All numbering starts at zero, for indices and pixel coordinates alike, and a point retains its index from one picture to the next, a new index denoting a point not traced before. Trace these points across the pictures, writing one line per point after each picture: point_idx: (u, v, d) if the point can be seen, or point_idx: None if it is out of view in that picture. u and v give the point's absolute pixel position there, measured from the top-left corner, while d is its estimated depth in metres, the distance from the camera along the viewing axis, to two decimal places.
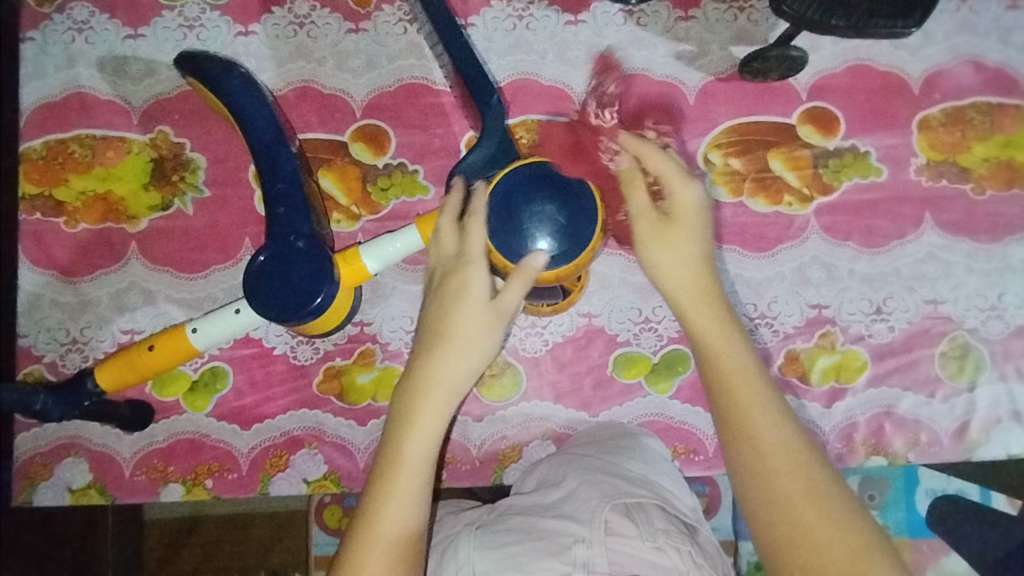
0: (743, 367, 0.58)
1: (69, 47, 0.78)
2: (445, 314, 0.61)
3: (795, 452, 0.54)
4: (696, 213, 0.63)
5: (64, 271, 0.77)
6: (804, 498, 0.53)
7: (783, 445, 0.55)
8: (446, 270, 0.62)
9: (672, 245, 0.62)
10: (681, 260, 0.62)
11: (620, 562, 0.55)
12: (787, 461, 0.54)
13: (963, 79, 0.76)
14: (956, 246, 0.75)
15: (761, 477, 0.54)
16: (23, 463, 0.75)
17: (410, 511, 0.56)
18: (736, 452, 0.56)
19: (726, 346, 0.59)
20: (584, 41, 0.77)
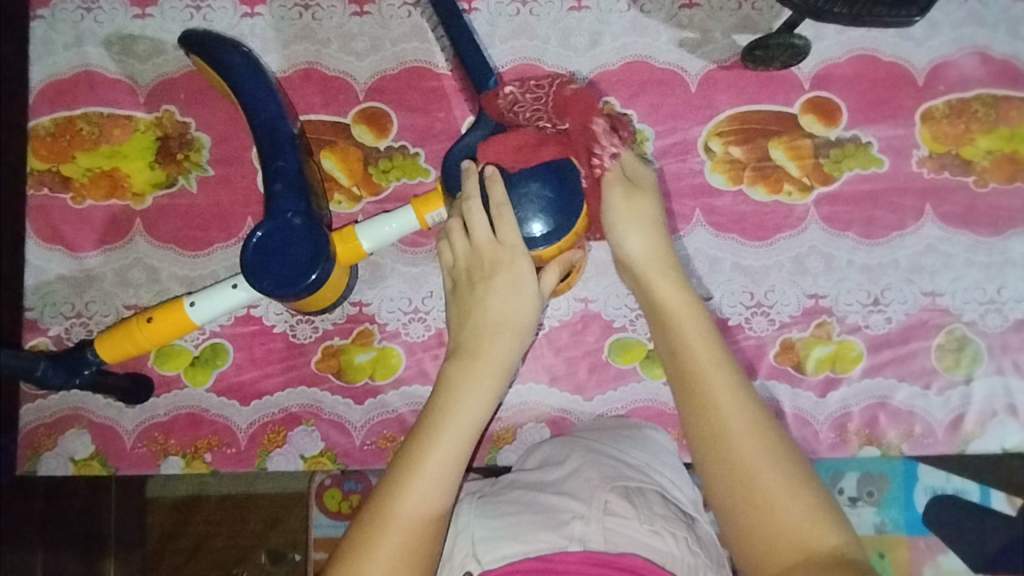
0: (706, 336, 0.60)
1: (79, 25, 0.80)
2: (468, 315, 0.63)
3: (750, 413, 0.56)
4: (652, 189, 0.66)
5: (70, 246, 0.78)
6: (748, 443, 0.54)
7: (728, 392, 0.57)
8: (472, 268, 0.64)
9: (637, 214, 0.64)
10: (642, 229, 0.65)
11: (617, 541, 0.55)
12: (739, 416, 0.56)
13: (969, 71, 0.75)
14: (955, 239, 0.74)
15: (714, 434, 0.56)
16: (28, 433, 0.77)
17: (439, 495, 0.55)
18: (695, 413, 0.57)
19: (685, 306, 0.61)
20: (587, 26, 0.77)
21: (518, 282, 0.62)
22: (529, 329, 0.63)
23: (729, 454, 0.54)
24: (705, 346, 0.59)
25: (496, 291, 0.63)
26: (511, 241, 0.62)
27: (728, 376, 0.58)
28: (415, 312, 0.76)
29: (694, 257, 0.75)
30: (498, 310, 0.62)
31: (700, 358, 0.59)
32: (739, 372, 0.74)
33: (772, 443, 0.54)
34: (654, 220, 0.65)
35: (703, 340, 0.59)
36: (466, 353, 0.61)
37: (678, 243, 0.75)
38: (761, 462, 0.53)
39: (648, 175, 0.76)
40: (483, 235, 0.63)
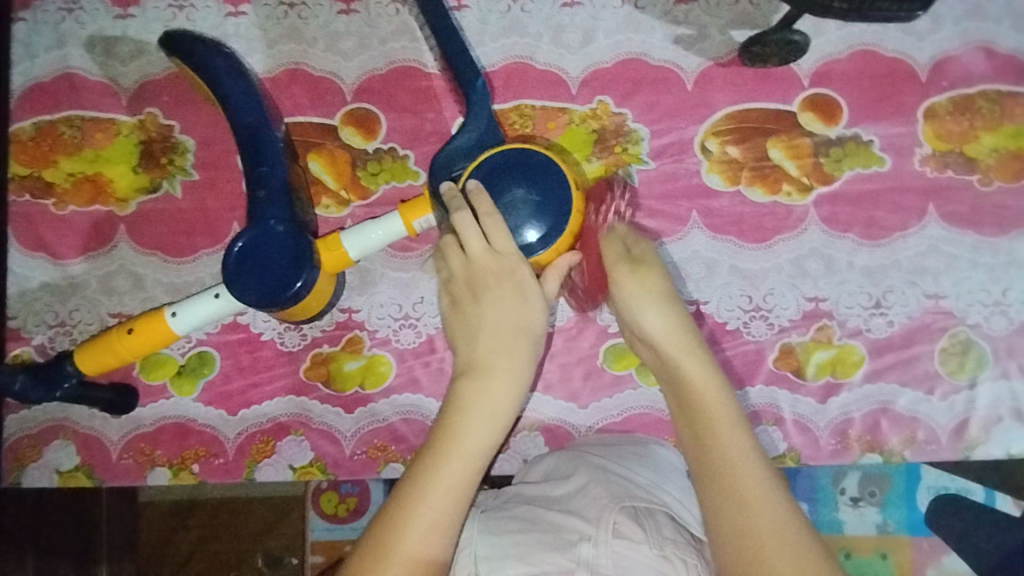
0: (724, 414, 0.61)
1: (59, 27, 0.78)
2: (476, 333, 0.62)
3: (741, 460, 0.59)
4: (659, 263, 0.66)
5: (53, 253, 0.77)
6: (762, 530, 0.56)
7: (732, 447, 0.60)
8: (475, 279, 0.62)
9: (646, 287, 0.64)
10: (647, 300, 0.64)
11: (625, 566, 0.53)
12: (745, 472, 0.59)
13: (973, 66, 0.73)
14: (959, 240, 0.72)
15: (719, 475, 0.59)
16: (12, 445, 0.75)
17: (439, 534, 0.54)
18: (712, 491, 0.59)
19: (700, 368, 0.62)
20: (579, 23, 0.75)
21: (524, 293, 0.61)
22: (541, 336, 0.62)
23: (739, 526, 0.56)
24: (718, 409, 0.61)
25: (500, 303, 0.61)
26: (509, 250, 0.61)
27: (738, 438, 0.60)
28: (405, 319, 0.74)
29: (691, 260, 0.73)
30: (505, 322, 0.61)
31: (713, 419, 0.61)
32: (738, 378, 0.72)
33: (784, 525, 0.56)
34: (668, 297, 0.64)
35: (715, 407, 0.61)
36: (472, 368, 0.60)
37: (674, 245, 0.73)
38: (767, 523, 0.56)
39: (644, 176, 0.74)
40: (477, 244, 0.61)
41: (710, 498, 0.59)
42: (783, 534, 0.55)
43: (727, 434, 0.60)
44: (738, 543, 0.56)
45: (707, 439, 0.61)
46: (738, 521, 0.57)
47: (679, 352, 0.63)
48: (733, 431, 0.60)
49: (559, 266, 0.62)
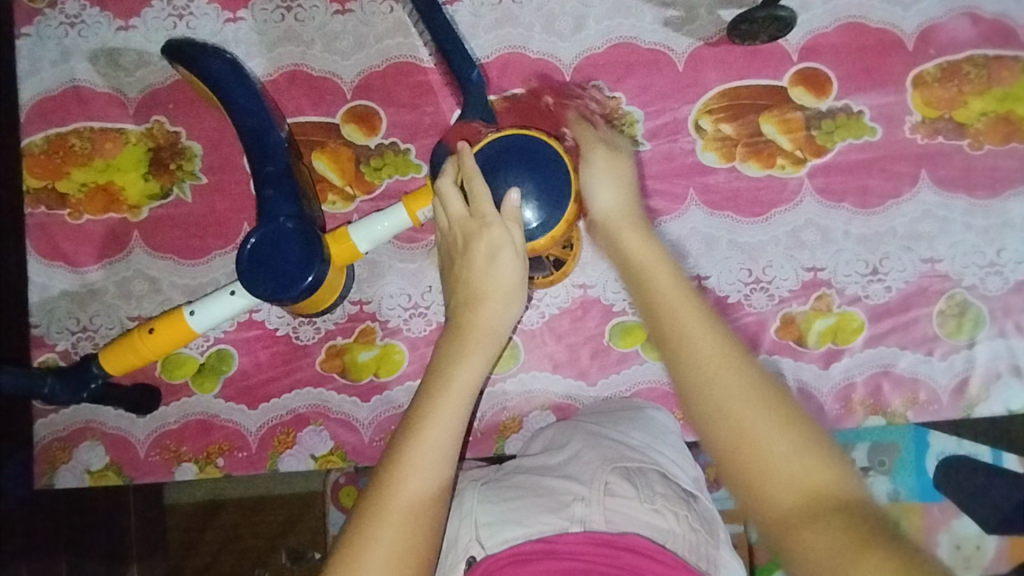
0: (674, 286, 0.52)
1: (64, 41, 0.80)
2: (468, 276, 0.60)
3: (731, 358, 0.47)
4: (629, 156, 0.65)
5: (71, 261, 0.79)
6: (734, 386, 0.46)
7: (714, 361, 0.47)
8: (456, 237, 0.62)
9: (606, 174, 0.62)
10: (609, 188, 0.61)
11: (618, 521, 0.55)
12: (732, 383, 0.47)
13: (959, 32, 0.74)
14: (953, 204, 0.74)
15: (680, 353, 0.49)
16: (43, 448, 0.77)
17: (435, 477, 0.52)
18: (673, 361, 0.49)
19: (654, 263, 0.54)
20: (570, 11, 0.76)
21: (492, 250, 0.59)
22: (522, 291, 0.60)
23: (710, 394, 0.47)
24: (683, 311, 0.50)
25: (474, 262, 0.60)
26: (487, 210, 0.60)
27: (714, 344, 0.48)
28: (415, 308, 0.76)
29: (691, 236, 0.75)
30: (483, 282, 0.59)
31: (691, 333, 0.49)
32: None
33: (753, 380, 0.46)
34: (632, 185, 0.61)
35: (681, 305, 0.50)
36: (455, 326, 0.59)
37: (673, 223, 0.75)
38: (762, 426, 0.45)
39: (640, 158, 0.75)
40: (460, 208, 0.61)
41: (682, 390, 0.48)
42: (782, 424, 0.45)
43: (708, 346, 0.48)
44: (711, 413, 0.46)
45: (656, 321, 0.51)
46: (710, 393, 0.47)
47: (643, 257, 0.55)
48: (709, 329, 0.49)
49: (509, 217, 0.60)
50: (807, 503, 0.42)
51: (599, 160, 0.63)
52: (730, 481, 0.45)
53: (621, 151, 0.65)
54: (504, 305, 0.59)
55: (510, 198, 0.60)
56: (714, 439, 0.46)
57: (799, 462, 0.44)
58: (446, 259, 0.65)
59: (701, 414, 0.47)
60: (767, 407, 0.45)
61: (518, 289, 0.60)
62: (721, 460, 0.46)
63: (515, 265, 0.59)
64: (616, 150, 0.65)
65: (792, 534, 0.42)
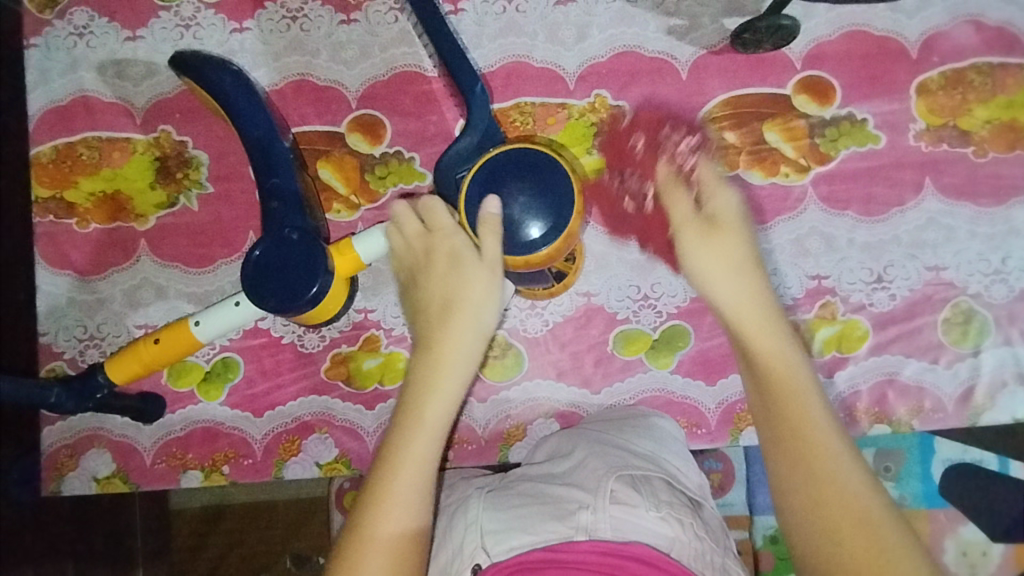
0: (787, 360, 0.59)
1: (72, 52, 0.80)
2: (439, 301, 0.66)
3: (837, 448, 0.54)
4: (735, 226, 0.65)
5: (79, 270, 0.80)
6: (830, 472, 0.53)
7: (826, 449, 0.54)
8: (420, 263, 0.68)
9: (716, 248, 0.64)
10: (722, 271, 0.64)
11: (625, 529, 0.55)
12: (831, 467, 0.53)
13: (963, 40, 0.74)
14: (957, 211, 0.74)
15: (794, 426, 0.56)
16: (50, 455, 0.78)
17: (417, 504, 0.56)
18: (775, 443, 0.57)
19: (780, 352, 0.59)
20: (574, 20, 0.77)
21: (455, 260, 0.66)
22: (492, 302, 0.66)
23: (809, 473, 0.54)
24: (804, 400, 0.57)
25: (435, 274, 0.67)
26: (443, 227, 0.67)
27: (836, 443, 0.54)
28: None
29: None
30: (444, 292, 0.66)
31: (814, 417, 0.56)
32: None
33: (851, 476, 0.53)
34: (744, 264, 0.64)
35: (804, 396, 0.57)
36: (431, 344, 0.65)
37: None
38: (856, 509, 0.51)
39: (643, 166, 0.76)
40: (416, 228, 0.68)
41: (781, 455, 0.56)
42: (863, 512, 0.51)
43: (823, 435, 0.55)
44: (808, 485, 0.53)
45: (780, 414, 0.57)
46: (809, 472, 0.54)
47: (775, 345, 0.60)
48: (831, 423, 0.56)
49: (489, 224, 0.62)
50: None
51: (707, 224, 0.65)
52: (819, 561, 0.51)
53: (738, 228, 0.65)
54: (475, 312, 0.65)
55: (491, 203, 0.62)
56: (806, 515, 0.53)
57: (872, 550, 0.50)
58: (404, 283, 0.70)
59: (802, 503, 0.53)
60: (864, 506, 0.51)
61: (489, 295, 0.65)
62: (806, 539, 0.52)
63: (483, 273, 0.64)
64: (716, 224, 0.65)
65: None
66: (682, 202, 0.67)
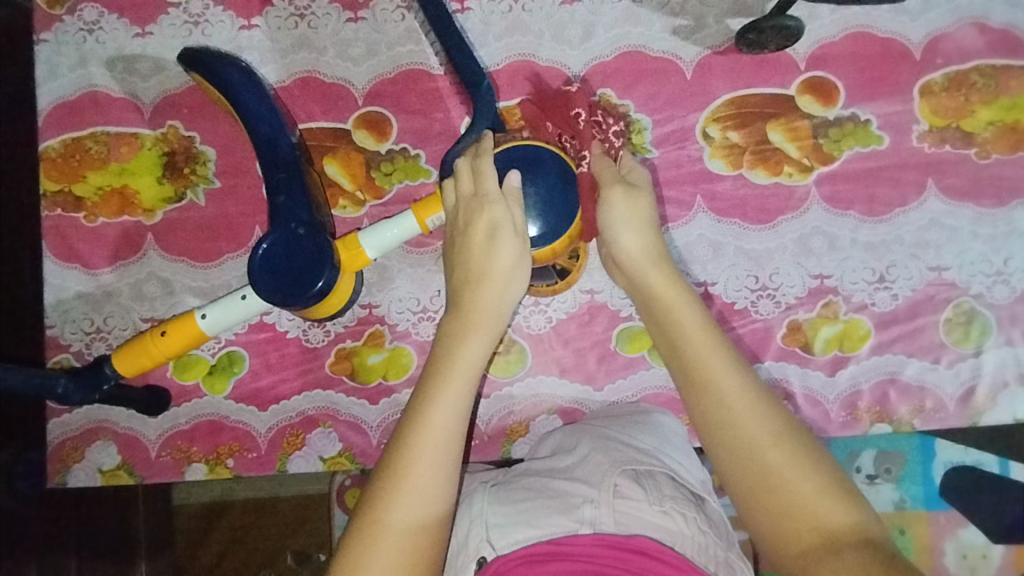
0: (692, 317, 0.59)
1: (81, 47, 0.81)
2: (472, 260, 0.62)
3: (753, 390, 0.55)
4: (649, 189, 0.65)
5: (86, 263, 0.80)
6: (757, 431, 0.53)
7: (737, 398, 0.55)
8: (457, 219, 0.63)
9: (634, 218, 0.63)
10: (632, 231, 0.63)
11: (627, 523, 0.55)
12: (756, 427, 0.53)
13: (966, 43, 0.75)
14: (959, 212, 0.74)
15: (705, 391, 0.56)
16: (56, 448, 0.78)
17: (436, 494, 0.52)
18: (699, 407, 0.56)
19: (681, 303, 0.60)
20: (579, 20, 0.77)
21: (492, 229, 0.61)
22: (521, 270, 0.61)
23: (737, 442, 0.53)
24: (717, 362, 0.56)
25: (472, 242, 0.61)
26: (490, 189, 0.61)
27: (741, 386, 0.55)
28: (423, 312, 0.77)
29: (698, 243, 0.75)
30: (481, 261, 0.61)
31: (704, 351, 0.57)
32: (747, 355, 0.75)
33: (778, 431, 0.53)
34: (650, 223, 0.63)
35: (710, 333, 0.58)
36: (457, 314, 0.61)
37: (680, 230, 0.76)
38: (786, 470, 0.51)
39: (647, 165, 0.76)
40: (466, 187, 0.63)
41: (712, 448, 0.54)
42: (800, 466, 0.51)
43: (732, 377, 0.56)
44: (736, 456, 0.53)
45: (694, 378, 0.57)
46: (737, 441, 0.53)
47: (676, 290, 0.61)
48: (731, 362, 0.56)
49: (511, 196, 0.61)
50: (827, 536, 0.48)
51: (629, 185, 0.64)
52: (745, 500, 0.52)
53: (642, 184, 0.65)
54: (504, 286, 0.61)
55: (514, 176, 0.62)
56: (722, 447, 0.54)
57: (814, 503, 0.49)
58: (448, 242, 0.65)
59: (714, 442, 0.54)
60: (787, 448, 0.52)
61: (517, 269, 0.61)
62: (727, 471, 0.53)
63: (514, 245, 0.61)
64: (635, 184, 0.64)
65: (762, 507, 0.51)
66: (608, 169, 0.65)
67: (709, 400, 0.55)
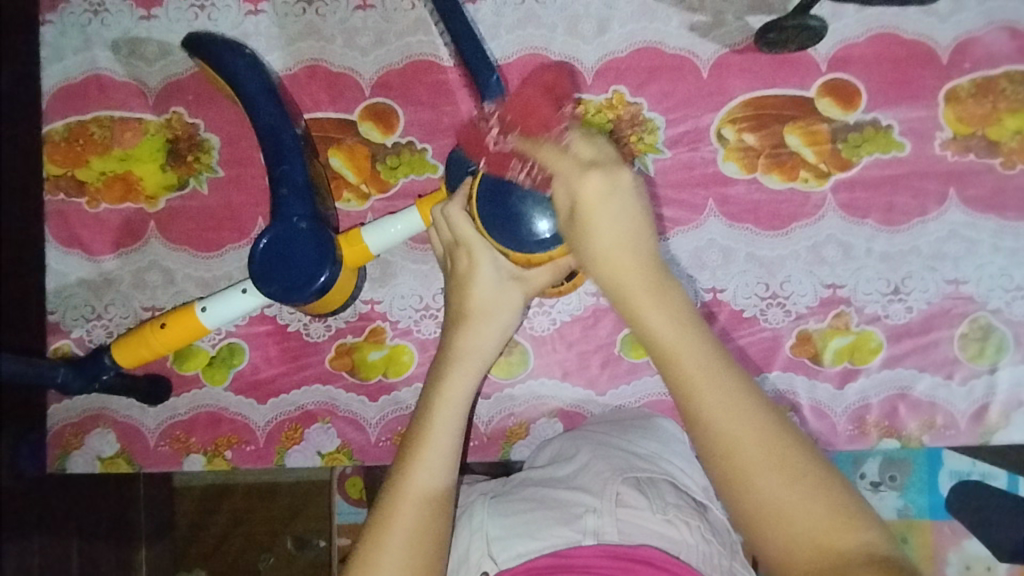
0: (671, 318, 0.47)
1: (86, 29, 0.80)
2: (459, 297, 0.61)
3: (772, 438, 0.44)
4: (603, 197, 0.49)
5: (88, 250, 0.80)
6: (745, 435, 0.44)
7: (730, 411, 0.45)
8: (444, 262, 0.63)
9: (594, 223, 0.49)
10: (600, 246, 0.49)
11: (632, 532, 0.55)
12: (753, 435, 0.44)
13: (996, 47, 0.72)
14: (981, 224, 0.72)
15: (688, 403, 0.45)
16: (57, 434, 0.79)
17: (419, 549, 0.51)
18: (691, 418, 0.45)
19: (670, 315, 0.47)
20: (594, 13, 0.75)
21: (473, 270, 0.59)
22: (507, 306, 0.61)
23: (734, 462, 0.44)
24: (696, 360, 0.46)
25: (458, 285, 0.61)
26: (466, 231, 0.58)
27: (714, 379, 0.45)
28: (425, 310, 0.76)
29: (708, 248, 0.74)
30: (464, 301, 0.61)
31: (728, 425, 0.44)
32: (755, 365, 0.73)
33: (774, 438, 0.44)
34: (629, 221, 0.49)
35: (723, 395, 0.45)
36: (442, 361, 0.60)
37: (690, 234, 0.74)
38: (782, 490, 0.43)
39: (659, 166, 0.74)
40: (447, 234, 0.61)
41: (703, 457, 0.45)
42: (786, 471, 0.43)
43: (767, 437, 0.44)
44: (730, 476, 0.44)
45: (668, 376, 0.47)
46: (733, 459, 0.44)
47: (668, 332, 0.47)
48: (746, 409, 0.45)
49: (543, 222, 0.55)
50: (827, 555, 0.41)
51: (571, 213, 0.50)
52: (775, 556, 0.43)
53: (573, 181, 0.50)
54: (488, 323, 0.61)
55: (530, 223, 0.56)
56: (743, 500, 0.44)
57: (812, 524, 0.42)
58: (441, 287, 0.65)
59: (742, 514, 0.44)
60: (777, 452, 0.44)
61: (501, 304, 0.60)
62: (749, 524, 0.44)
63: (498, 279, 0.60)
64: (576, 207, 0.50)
65: None
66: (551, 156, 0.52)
67: (734, 477, 0.44)
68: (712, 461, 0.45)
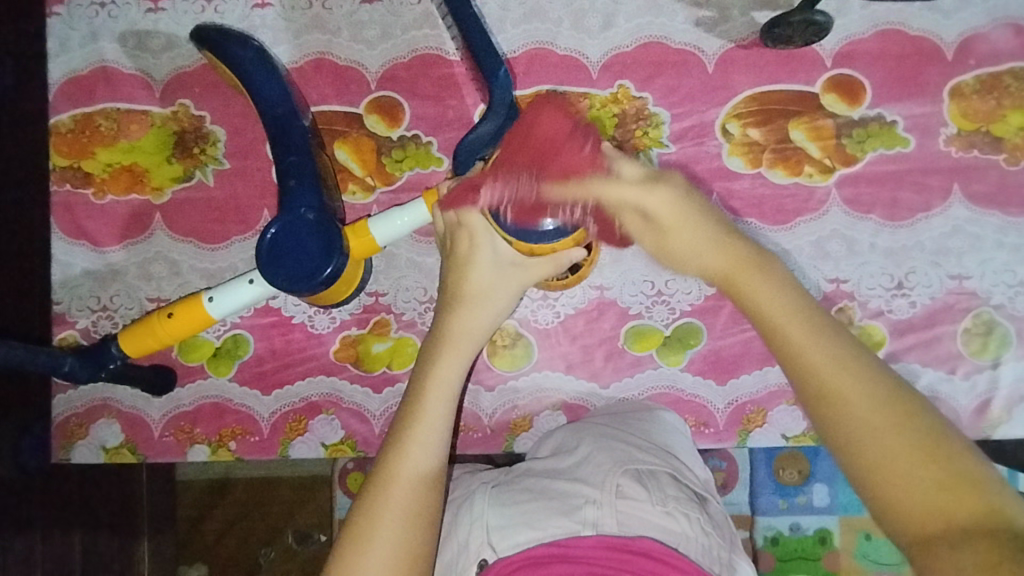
0: (776, 282, 0.46)
1: (93, 21, 0.80)
2: (456, 276, 0.60)
3: (892, 400, 0.41)
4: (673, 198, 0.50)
5: (94, 241, 0.80)
6: (859, 395, 0.41)
7: (845, 375, 0.42)
8: (444, 241, 0.62)
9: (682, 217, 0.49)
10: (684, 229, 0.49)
11: (629, 524, 0.55)
12: (866, 396, 0.41)
13: (1001, 44, 0.72)
14: (984, 220, 0.72)
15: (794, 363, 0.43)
16: (61, 424, 0.79)
17: (407, 536, 0.52)
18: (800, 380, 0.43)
19: (764, 282, 0.46)
20: (600, 8, 0.75)
21: (472, 251, 0.59)
22: (503, 290, 0.60)
23: (844, 426, 0.41)
24: (802, 320, 0.44)
25: (457, 266, 0.60)
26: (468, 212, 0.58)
27: (827, 344, 0.43)
28: (430, 302, 0.76)
29: None
30: (461, 280, 0.60)
31: (840, 385, 0.42)
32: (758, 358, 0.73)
33: (897, 403, 0.41)
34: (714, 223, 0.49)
35: (848, 364, 0.42)
36: (440, 340, 0.59)
37: None
38: (902, 450, 0.40)
39: (664, 160, 0.74)
40: (449, 214, 0.61)
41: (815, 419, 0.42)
42: (913, 434, 0.40)
43: (881, 414, 0.41)
44: (843, 444, 0.41)
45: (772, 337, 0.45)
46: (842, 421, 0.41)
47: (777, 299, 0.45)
48: (865, 376, 0.42)
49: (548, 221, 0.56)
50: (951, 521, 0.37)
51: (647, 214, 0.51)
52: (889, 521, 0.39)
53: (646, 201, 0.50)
54: (484, 305, 0.60)
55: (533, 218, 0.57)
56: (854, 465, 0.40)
57: (932, 488, 0.38)
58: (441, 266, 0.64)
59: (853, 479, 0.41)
60: (898, 416, 0.40)
61: (498, 287, 0.60)
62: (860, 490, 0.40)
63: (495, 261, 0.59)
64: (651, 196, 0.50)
65: (932, 553, 0.37)
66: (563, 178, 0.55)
67: (848, 439, 0.41)
68: (826, 432, 0.42)
